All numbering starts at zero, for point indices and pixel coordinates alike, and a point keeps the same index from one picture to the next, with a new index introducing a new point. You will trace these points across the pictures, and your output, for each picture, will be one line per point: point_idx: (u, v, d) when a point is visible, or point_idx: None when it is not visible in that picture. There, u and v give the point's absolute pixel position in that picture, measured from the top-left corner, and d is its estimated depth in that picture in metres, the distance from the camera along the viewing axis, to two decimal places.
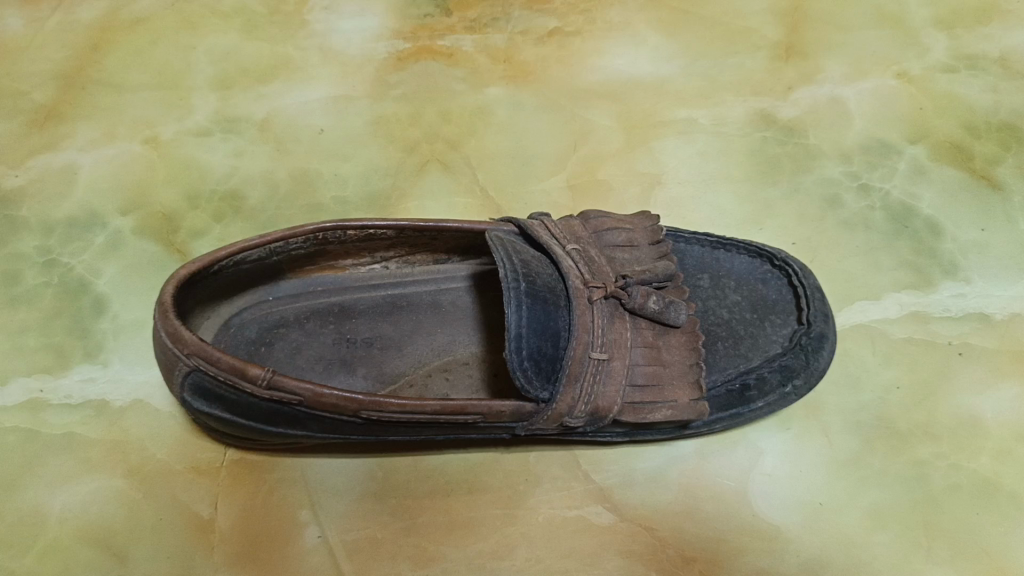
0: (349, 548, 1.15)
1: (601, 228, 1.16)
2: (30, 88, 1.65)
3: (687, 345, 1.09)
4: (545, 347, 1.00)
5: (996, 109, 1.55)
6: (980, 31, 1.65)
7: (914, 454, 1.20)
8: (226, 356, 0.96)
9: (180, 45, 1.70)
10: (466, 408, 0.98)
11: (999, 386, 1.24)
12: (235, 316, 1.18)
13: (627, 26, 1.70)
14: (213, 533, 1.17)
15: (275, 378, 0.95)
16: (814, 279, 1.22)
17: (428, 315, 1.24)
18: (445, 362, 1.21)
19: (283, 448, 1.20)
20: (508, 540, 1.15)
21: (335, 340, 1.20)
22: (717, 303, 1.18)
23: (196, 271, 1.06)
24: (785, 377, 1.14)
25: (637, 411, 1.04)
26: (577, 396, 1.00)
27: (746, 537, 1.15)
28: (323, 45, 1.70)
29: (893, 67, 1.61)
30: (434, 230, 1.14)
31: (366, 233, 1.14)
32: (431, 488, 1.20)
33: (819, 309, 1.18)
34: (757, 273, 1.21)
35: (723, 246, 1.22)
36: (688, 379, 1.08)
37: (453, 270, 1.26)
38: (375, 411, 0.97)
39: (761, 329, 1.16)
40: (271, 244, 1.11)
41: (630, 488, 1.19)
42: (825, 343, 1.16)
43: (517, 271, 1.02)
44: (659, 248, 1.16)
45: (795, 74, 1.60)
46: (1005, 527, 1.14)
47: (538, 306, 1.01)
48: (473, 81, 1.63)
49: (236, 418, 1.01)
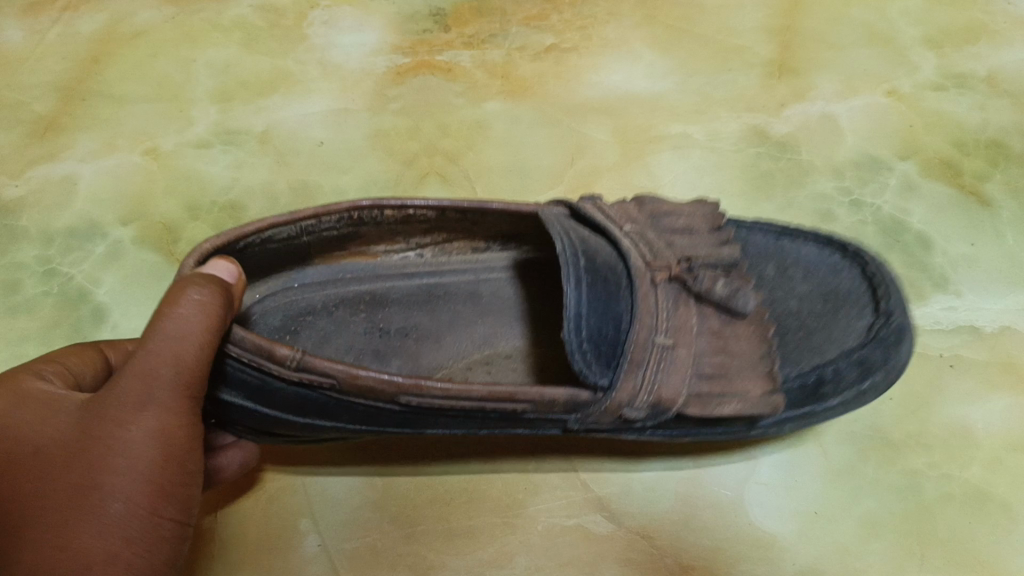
0: (349, 557, 1.17)
1: (657, 212, 1.14)
2: (29, 99, 1.67)
3: (756, 335, 1.04)
4: (605, 329, 1.00)
5: (984, 126, 1.57)
6: (968, 50, 1.68)
7: (907, 464, 1.21)
8: (250, 336, 0.93)
9: (180, 58, 1.72)
10: (515, 396, 0.94)
11: (990, 397, 1.26)
12: (257, 304, 1.16)
13: (622, 43, 1.73)
14: (213, 542, 1.18)
15: (306, 359, 0.92)
16: (892, 270, 1.19)
17: (466, 305, 1.26)
18: (486, 355, 1.23)
19: (300, 442, 1.11)
20: (508, 549, 1.16)
21: (366, 329, 1.22)
22: (784, 294, 1.17)
23: (220, 246, 1.02)
24: (864, 372, 1.06)
25: (704, 403, 0.99)
26: (638, 384, 0.96)
27: (743, 546, 1.16)
28: (323, 59, 1.73)
29: (884, 84, 1.64)
30: (478, 212, 1.12)
31: (404, 215, 1.11)
32: (431, 496, 1.21)
33: (898, 300, 1.12)
34: (827, 262, 1.19)
35: (789, 235, 1.22)
36: (760, 371, 1.02)
37: (493, 260, 1.26)
38: (415, 395, 0.94)
39: (835, 320, 1.13)
40: (303, 221, 1.07)
41: (628, 497, 1.21)
42: (905, 335, 1.09)
43: (575, 248, 1.03)
44: (720, 234, 1.13)
45: (787, 91, 1.63)
46: (997, 536, 1.15)
47: (599, 285, 1.01)
48: (471, 96, 1.66)
49: (263, 407, 0.98)
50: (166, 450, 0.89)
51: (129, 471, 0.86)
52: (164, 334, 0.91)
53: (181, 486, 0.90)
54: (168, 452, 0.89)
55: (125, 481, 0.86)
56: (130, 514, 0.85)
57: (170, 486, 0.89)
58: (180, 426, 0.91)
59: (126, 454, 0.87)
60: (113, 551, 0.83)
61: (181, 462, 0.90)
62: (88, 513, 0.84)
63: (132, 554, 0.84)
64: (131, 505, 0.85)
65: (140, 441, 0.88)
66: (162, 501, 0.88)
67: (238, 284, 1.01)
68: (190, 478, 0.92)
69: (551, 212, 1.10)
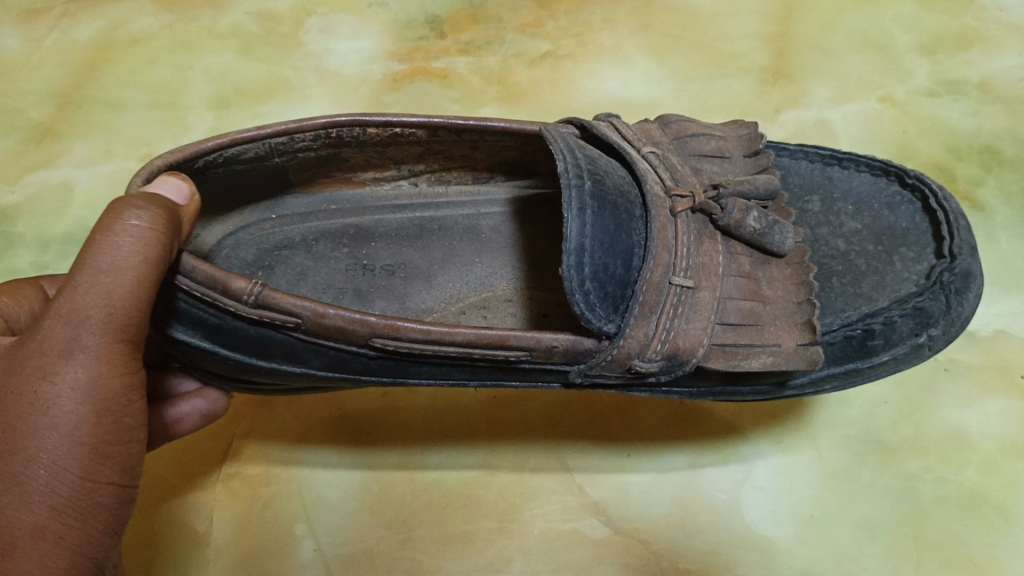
0: (344, 561, 1.17)
1: (683, 134, 1.09)
2: (26, 106, 1.67)
3: (793, 279, 1.01)
4: (612, 267, 0.90)
5: (978, 132, 1.58)
6: (961, 56, 1.69)
7: (903, 468, 1.21)
8: (204, 267, 0.85)
9: (178, 65, 1.73)
10: (508, 341, 0.88)
11: (986, 401, 1.25)
12: (230, 236, 1.14)
13: (617, 50, 1.74)
14: (209, 547, 1.19)
15: (265, 294, 0.85)
16: (957, 205, 1.14)
17: (461, 241, 1.23)
18: (483, 298, 1.21)
19: (277, 390, 1.05)
20: (505, 553, 1.17)
21: (348, 266, 1.18)
22: (831, 231, 1.11)
23: (173, 164, 0.95)
24: (919, 326, 1.04)
25: (728, 355, 0.94)
26: (651, 332, 0.90)
27: (739, 550, 1.17)
28: (319, 66, 1.73)
29: (878, 91, 1.64)
30: (474, 131, 1.07)
31: (391, 133, 1.07)
32: (427, 500, 1.22)
33: (964, 242, 1.08)
34: (882, 196, 1.14)
35: (838, 161, 1.16)
36: (796, 322, 0.98)
37: (494, 193, 1.24)
38: (391, 338, 0.87)
39: (889, 265, 1.08)
40: (273, 138, 1.03)
41: (624, 502, 1.21)
42: (971, 285, 1.06)
43: (580, 167, 0.93)
44: (758, 160, 1.08)
45: (781, 97, 1.64)
46: (992, 539, 1.15)
47: (607, 213, 0.91)
48: (467, 102, 1.66)
49: (222, 348, 0.91)
50: (96, 404, 0.79)
51: (54, 431, 0.77)
52: (93, 269, 0.80)
53: (118, 445, 0.82)
54: (105, 409, 0.80)
55: (50, 445, 0.77)
56: (58, 482, 0.77)
57: (105, 445, 0.80)
58: (113, 375, 0.81)
59: (51, 412, 0.77)
60: (41, 525, 0.76)
61: (116, 417, 0.81)
62: (10, 483, 0.76)
63: (64, 526, 0.77)
64: (59, 471, 0.77)
65: (66, 396, 0.78)
66: (95, 463, 0.79)
67: (189, 203, 0.91)
68: (129, 434, 0.83)
69: (556, 128, 1.04)
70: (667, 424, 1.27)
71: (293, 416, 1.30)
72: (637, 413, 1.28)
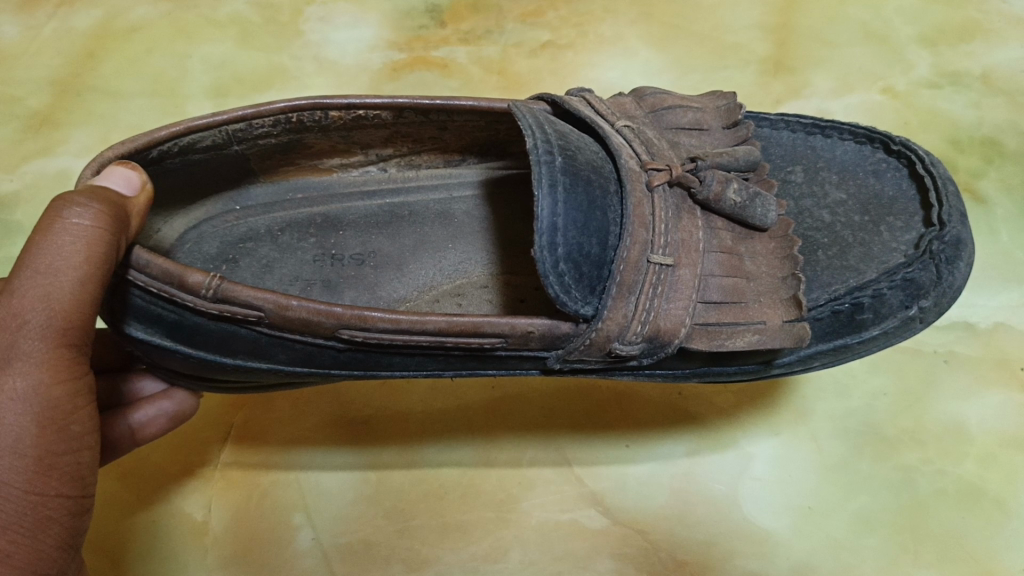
0: (341, 551, 1.18)
1: (659, 107, 1.08)
2: (23, 94, 1.67)
3: (776, 254, 1.00)
4: (587, 247, 0.90)
5: (980, 124, 1.57)
6: (963, 48, 1.67)
7: (902, 460, 1.21)
8: (157, 261, 0.84)
9: (176, 53, 1.72)
10: (481, 328, 0.87)
11: (985, 393, 1.25)
12: (191, 230, 1.14)
13: (618, 40, 1.73)
14: (207, 535, 1.20)
15: (223, 287, 0.84)
16: (945, 171, 1.13)
17: (434, 227, 1.23)
18: (458, 285, 1.20)
19: (249, 386, 1.05)
20: (502, 544, 1.17)
21: (315, 256, 1.17)
22: (815, 203, 1.11)
23: (131, 153, 0.95)
24: (909, 298, 1.03)
25: (712, 335, 0.94)
26: (631, 314, 0.89)
27: (738, 541, 1.17)
28: (318, 55, 1.72)
29: (879, 82, 1.63)
30: (441, 111, 1.06)
31: (355, 115, 1.06)
32: (421, 491, 1.22)
33: (953, 209, 1.07)
34: (867, 163, 1.14)
35: (821, 130, 1.17)
36: (781, 297, 0.97)
37: (465, 176, 1.24)
38: (358, 329, 0.87)
39: (877, 235, 1.07)
40: (230, 124, 1.02)
41: (621, 492, 1.22)
42: (961, 252, 1.05)
43: (550, 143, 0.92)
44: (737, 132, 1.08)
45: (782, 88, 1.64)
46: (990, 531, 1.15)
47: (579, 191, 0.90)
48: (467, 92, 1.65)
49: (184, 346, 0.91)
50: (40, 414, 0.79)
51: None
52: (32, 270, 0.80)
53: (65, 455, 0.82)
54: (51, 420, 0.80)
55: None
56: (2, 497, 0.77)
57: (51, 456, 0.81)
58: (56, 382, 0.81)
59: None
60: None
61: (61, 426, 0.81)
62: None
63: (9, 542, 0.78)
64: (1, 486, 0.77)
65: (7, 406, 0.78)
66: (41, 475, 0.80)
67: (139, 193, 0.90)
68: (75, 443, 0.83)
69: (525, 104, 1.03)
70: (653, 411, 1.27)
71: (281, 406, 1.30)
72: (632, 402, 1.28)
